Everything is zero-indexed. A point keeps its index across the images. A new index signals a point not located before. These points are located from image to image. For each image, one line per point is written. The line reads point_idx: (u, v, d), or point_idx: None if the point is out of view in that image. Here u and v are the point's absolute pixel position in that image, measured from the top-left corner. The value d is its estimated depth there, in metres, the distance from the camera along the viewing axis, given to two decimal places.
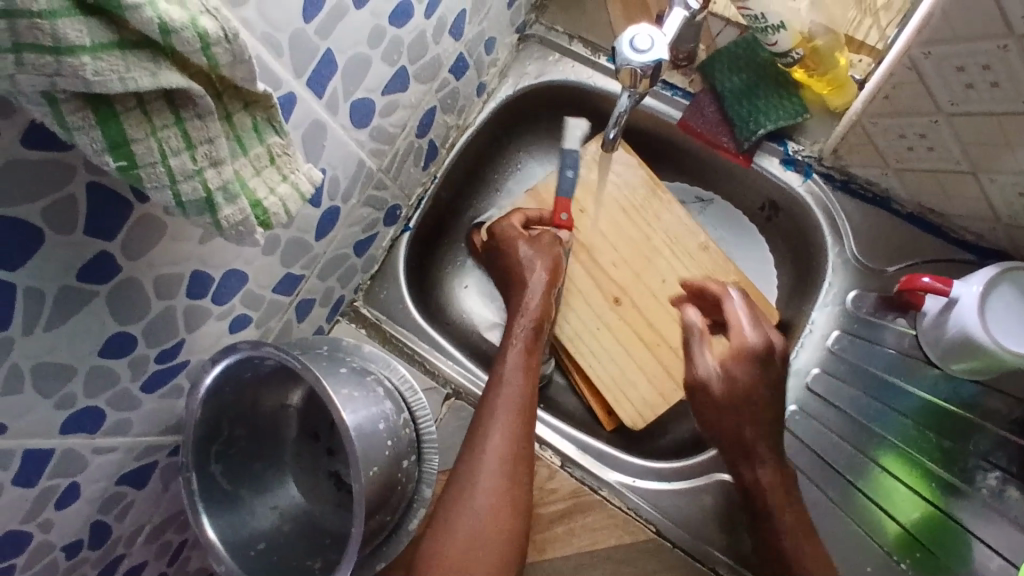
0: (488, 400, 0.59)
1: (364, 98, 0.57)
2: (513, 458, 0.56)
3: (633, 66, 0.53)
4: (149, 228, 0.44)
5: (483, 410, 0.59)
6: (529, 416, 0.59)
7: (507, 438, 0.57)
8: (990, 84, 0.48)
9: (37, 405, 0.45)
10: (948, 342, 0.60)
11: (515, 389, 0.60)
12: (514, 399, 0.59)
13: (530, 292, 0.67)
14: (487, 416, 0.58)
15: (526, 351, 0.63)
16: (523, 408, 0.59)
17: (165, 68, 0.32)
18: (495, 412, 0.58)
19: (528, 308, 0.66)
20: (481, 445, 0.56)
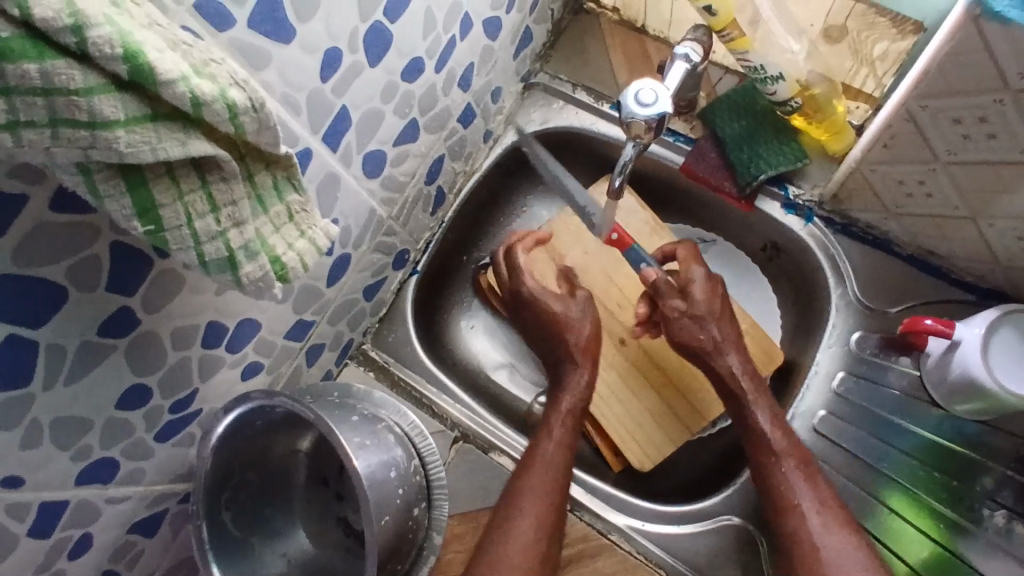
0: (526, 470, 0.61)
1: (376, 149, 0.58)
2: (547, 531, 0.58)
3: (637, 119, 0.55)
4: (169, 283, 0.45)
5: (522, 479, 0.61)
6: (563, 495, 0.61)
7: (544, 511, 0.59)
8: (987, 135, 0.50)
9: (55, 458, 0.45)
10: (953, 383, 0.61)
11: (557, 463, 0.62)
12: (551, 478, 0.61)
13: (579, 363, 0.68)
14: (525, 486, 0.60)
15: (571, 425, 0.65)
16: (563, 483, 0.61)
17: (194, 136, 0.33)
18: (534, 484, 0.60)
19: (574, 386, 0.67)
20: (516, 516, 0.58)
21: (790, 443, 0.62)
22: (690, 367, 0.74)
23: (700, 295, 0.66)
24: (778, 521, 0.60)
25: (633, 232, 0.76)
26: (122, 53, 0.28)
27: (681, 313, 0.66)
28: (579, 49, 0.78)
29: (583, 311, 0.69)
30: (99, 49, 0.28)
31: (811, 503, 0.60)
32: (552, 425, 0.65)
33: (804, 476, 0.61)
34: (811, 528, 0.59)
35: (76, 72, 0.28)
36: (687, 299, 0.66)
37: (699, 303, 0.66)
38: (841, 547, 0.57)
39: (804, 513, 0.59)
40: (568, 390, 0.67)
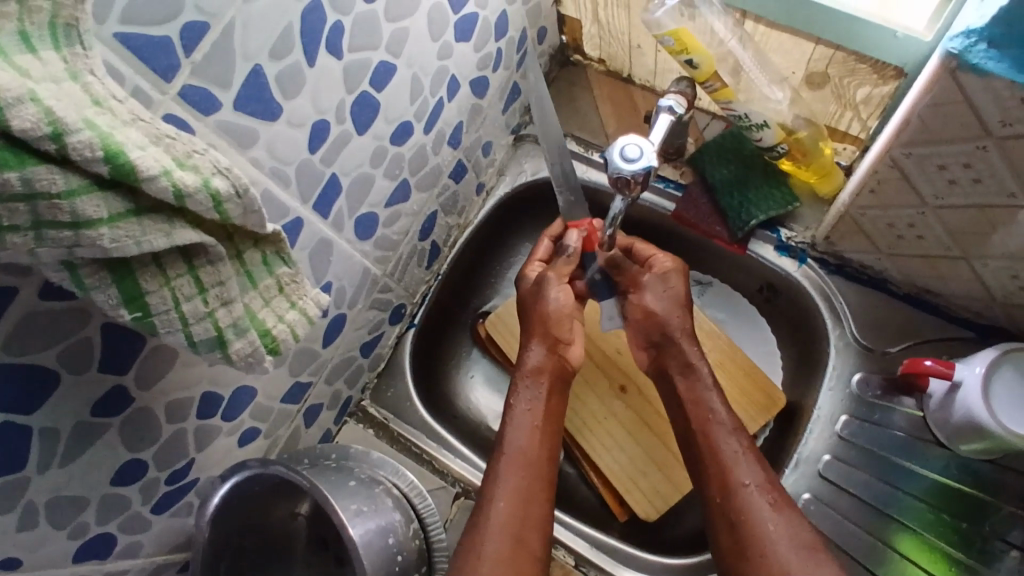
0: (492, 468, 0.57)
1: (368, 212, 0.59)
2: (521, 528, 0.53)
3: (623, 174, 0.55)
4: (162, 359, 0.46)
5: (487, 479, 0.56)
6: (534, 491, 0.55)
7: (511, 503, 0.54)
8: (973, 180, 0.50)
9: (51, 537, 0.45)
10: (956, 424, 0.60)
11: (521, 454, 0.57)
12: (516, 475, 0.56)
13: (535, 344, 0.64)
14: (491, 485, 0.55)
15: (536, 408, 0.60)
16: (532, 476, 0.56)
17: (179, 226, 0.34)
18: (500, 480, 0.55)
19: (531, 369, 0.63)
20: (484, 518, 0.53)
21: (741, 427, 0.57)
22: None
23: (677, 283, 0.65)
24: (720, 496, 0.54)
25: None
26: (103, 155, 0.29)
27: (656, 286, 0.65)
28: (568, 100, 0.79)
29: (555, 291, 0.65)
30: (79, 153, 0.29)
31: (754, 483, 0.53)
32: (512, 414, 0.60)
33: (753, 458, 0.55)
34: (757, 506, 0.51)
35: (57, 176, 0.29)
36: (659, 277, 0.65)
37: (675, 287, 0.64)
38: (778, 527, 0.50)
39: (750, 491, 0.52)
40: (524, 374, 0.63)
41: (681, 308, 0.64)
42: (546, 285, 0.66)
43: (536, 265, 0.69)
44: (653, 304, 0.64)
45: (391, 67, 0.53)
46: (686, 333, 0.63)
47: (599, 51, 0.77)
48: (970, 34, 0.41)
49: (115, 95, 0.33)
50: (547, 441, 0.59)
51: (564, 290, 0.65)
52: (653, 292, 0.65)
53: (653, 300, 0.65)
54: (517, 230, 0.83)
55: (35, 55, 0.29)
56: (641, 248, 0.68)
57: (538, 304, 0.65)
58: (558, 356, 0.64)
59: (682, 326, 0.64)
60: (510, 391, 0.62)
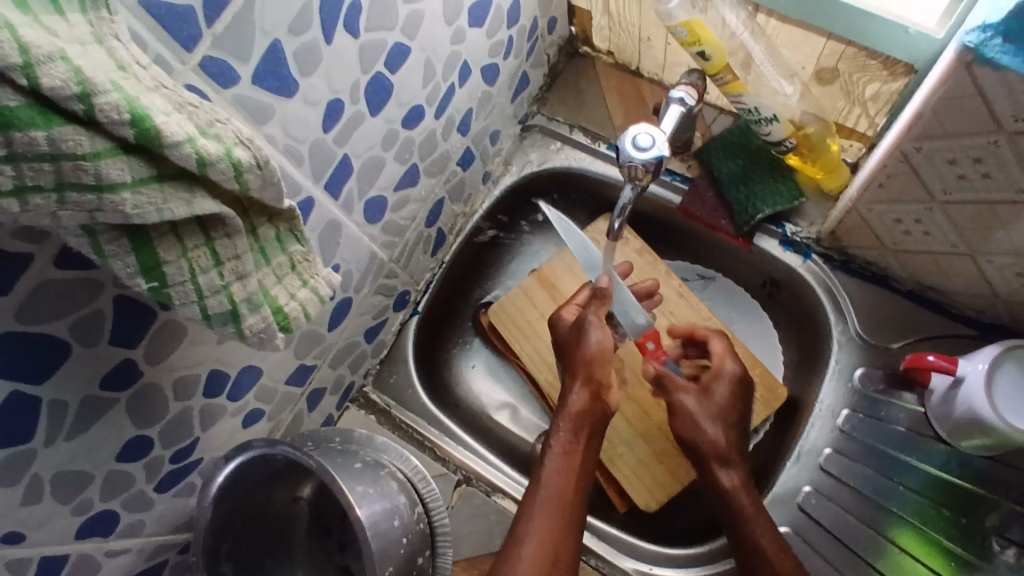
0: (525, 507, 0.56)
1: (377, 196, 0.59)
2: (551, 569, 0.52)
3: (635, 162, 0.55)
4: (172, 333, 0.45)
5: (522, 516, 0.56)
6: (569, 541, 0.54)
7: (543, 544, 0.53)
8: (982, 175, 0.50)
9: (56, 513, 0.45)
10: (958, 419, 0.61)
11: (557, 498, 0.56)
12: (550, 516, 0.55)
13: (577, 389, 0.62)
14: (524, 524, 0.55)
15: (575, 451, 0.60)
16: (564, 521, 0.55)
17: (200, 195, 0.34)
18: (533, 519, 0.55)
19: (571, 411, 0.61)
20: (513, 557, 0.53)
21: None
22: None
23: (718, 398, 0.63)
24: None
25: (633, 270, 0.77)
26: (130, 118, 0.29)
27: (698, 405, 0.63)
28: (575, 92, 0.79)
29: (595, 332, 0.63)
30: (106, 114, 0.28)
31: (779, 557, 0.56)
32: (551, 456, 0.60)
33: None
34: None
35: (83, 137, 0.28)
36: (701, 391, 0.64)
37: (723, 399, 0.63)
38: None
39: None
40: (565, 416, 0.61)
41: (718, 429, 0.62)
42: (585, 326, 0.64)
43: (572, 308, 0.68)
44: (684, 429, 0.63)
45: (405, 49, 0.53)
46: (720, 456, 0.61)
47: (608, 43, 0.77)
48: (986, 28, 0.42)
49: (138, 60, 0.33)
50: (584, 488, 0.58)
51: (604, 332, 0.63)
52: (700, 412, 0.63)
53: (699, 421, 0.62)
54: (523, 221, 0.83)
55: (63, 17, 0.29)
56: (715, 344, 0.67)
57: (579, 347, 0.63)
58: (599, 404, 0.62)
59: (714, 450, 0.61)
60: (551, 432, 0.61)
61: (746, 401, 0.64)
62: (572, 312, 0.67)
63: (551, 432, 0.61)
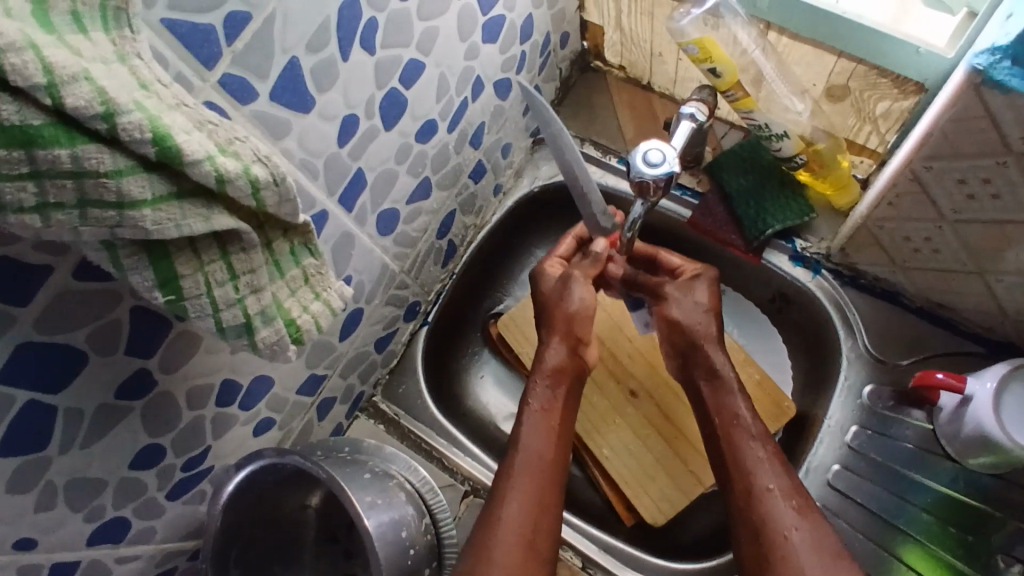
0: (504, 470, 0.57)
1: (390, 209, 0.60)
2: (532, 530, 0.53)
3: (644, 178, 0.56)
4: (188, 343, 0.46)
5: (501, 478, 0.56)
6: (550, 500, 0.55)
7: (523, 507, 0.54)
8: (992, 195, 0.51)
9: (68, 519, 0.45)
10: (966, 437, 0.61)
11: (535, 459, 0.57)
12: (529, 477, 0.56)
13: (553, 345, 0.64)
14: (504, 489, 0.55)
15: (552, 409, 0.60)
16: (543, 482, 0.56)
17: (217, 211, 0.35)
18: (512, 483, 0.55)
19: (548, 368, 0.63)
20: (494, 519, 0.53)
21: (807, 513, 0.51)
22: None
23: (701, 293, 0.64)
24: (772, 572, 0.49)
25: None
26: (152, 137, 0.30)
27: (681, 294, 0.64)
28: (587, 105, 0.80)
29: (579, 290, 0.65)
30: (129, 133, 0.29)
31: (778, 487, 0.52)
32: (528, 413, 0.60)
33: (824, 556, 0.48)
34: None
35: (105, 155, 0.29)
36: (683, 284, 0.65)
37: (705, 293, 0.64)
38: None
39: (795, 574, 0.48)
40: (542, 373, 0.62)
41: (708, 317, 0.63)
42: (572, 284, 0.66)
43: (557, 261, 0.70)
44: (676, 317, 0.63)
45: (420, 65, 0.54)
46: (711, 340, 0.62)
47: (620, 58, 0.77)
48: (994, 51, 0.42)
49: (160, 79, 0.33)
50: (562, 445, 0.59)
51: (588, 290, 0.65)
52: (683, 298, 0.64)
53: (685, 307, 0.63)
54: (534, 233, 0.83)
55: (87, 36, 0.29)
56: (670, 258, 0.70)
57: (560, 304, 0.65)
58: (574, 358, 0.63)
59: (707, 335, 0.62)
60: (528, 390, 0.62)
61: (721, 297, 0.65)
62: (557, 265, 0.69)
63: (529, 390, 0.62)
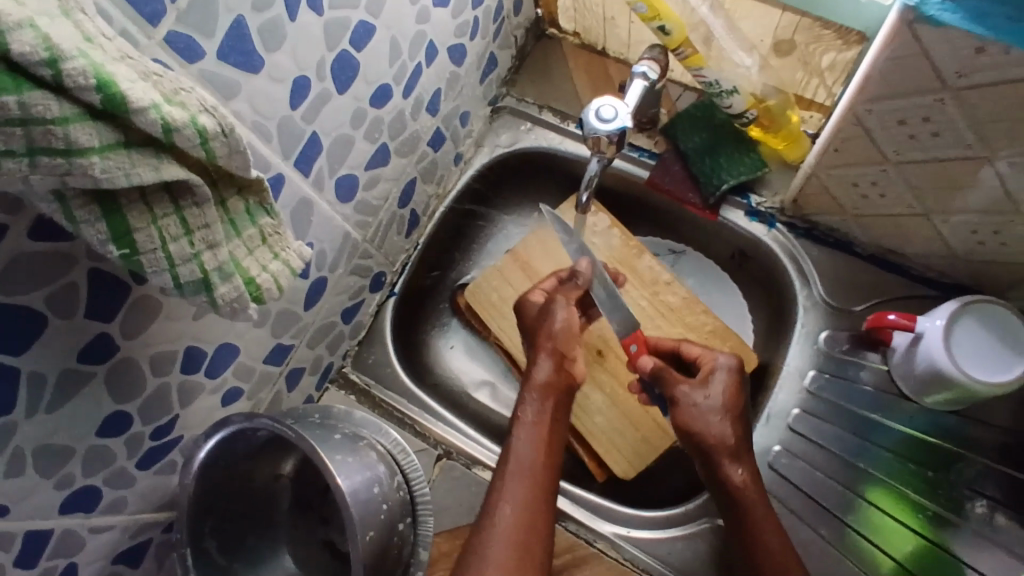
0: (498, 478, 0.58)
1: (348, 174, 0.60)
2: (528, 533, 0.54)
3: (599, 134, 0.57)
4: (147, 308, 0.46)
5: (495, 487, 0.57)
6: (543, 502, 0.56)
7: (517, 514, 0.55)
8: (932, 133, 0.53)
9: (38, 487, 0.45)
10: (921, 375, 0.63)
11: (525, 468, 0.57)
12: (523, 482, 0.56)
13: (542, 359, 0.64)
14: (498, 495, 0.56)
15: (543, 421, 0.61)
16: (536, 491, 0.56)
17: (167, 162, 0.35)
18: (505, 493, 0.56)
19: (538, 382, 0.63)
20: (490, 523, 0.54)
21: None
22: None
23: (717, 391, 0.61)
24: None
25: (606, 248, 0.79)
26: (96, 83, 0.30)
27: (698, 400, 0.61)
28: (543, 72, 0.81)
29: (561, 311, 0.66)
30: (74, 80, 0.29)
31: None
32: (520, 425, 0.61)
33: None
34: None
35: (52, 103, 0.29)
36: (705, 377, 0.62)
37: (721, 395, 0.61)
38: None
39: None
40: (531, 387, 0.63)
41: (728, 423, 0.60)
42: (553, 307, 0.67)
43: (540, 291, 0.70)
44: (688, 422, 0.60)
45: (369, 28, 0.54)
46: (730, 451, 0.60)
47: (574, 24, 0.78)
48: None
49: (104, 33, 0.33)
50: (554, 455, 0.59)
51: (570, 310, 0.66)
52: (698, 403, 0.60)
53: (701, 415, 0.60)
54: (497, 201, 0.85)
55: None
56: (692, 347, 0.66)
57: (543, 323, 0.66)
58: (563, 373, 0.64)
59: (724, 446, 0.60)
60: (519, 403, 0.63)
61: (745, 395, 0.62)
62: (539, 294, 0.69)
63: (520, 404, 0.63)
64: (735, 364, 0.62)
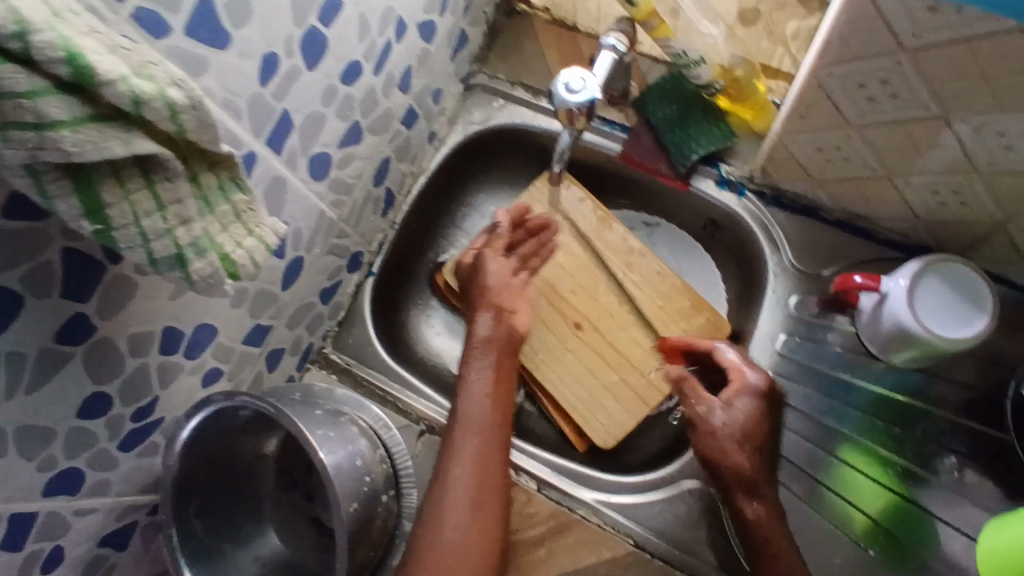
0: (449, 431, 0.61)
1: (321, 152, 0.60)
2: (481, 478, 0.58)
3: (569, 105, 0.58)
4: (123, 288, 0.46)
5: (447, 442, 0.60)
6: (491, 447, 0.60)
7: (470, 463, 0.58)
8: (891, 95, 0.54)
9: (20, 469, 0.45)
10: (886, 334, 0.65)
11: (475, 419, 0.61)
12: (472, 429, 0.60)
13: (483, 317, 0.70)
14: (449, 447, 0.59)
15: (487, 377, 0.64)
16: (485, 441, 0.60)
17: (137, 135, 0.35)
18: (458, 446, 0.59)
19: (480, 338, 0.68)
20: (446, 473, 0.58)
21: None
22: (646, 347, 0.76)
23: (739, 415, 0.64)
24: None
25: (582, 222, 0.80)
26: (64, 56, 0.30)
27: (718, 423, 0.64)
28: (515, 48, 0.81)
29: (494, 265, 0.73)
30: (43, 53, 0.29)
31: None
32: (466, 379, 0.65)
33: None
34: None
35: (22, 76, 0.30)
36: (727, 399, 0.64)
37: (741, 421, 0.63)
38: None
39: None
40: (474, 343, 0.68)
41: (744, 450, 0.62)
42: (485, 262, 0.73)
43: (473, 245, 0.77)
44: (707, 449, 0.63)
45: (338, 3, 0.54)
46: (745, 484, 0.62)
47: None
48: None
49: (71, 7, 0.33)
50: (501, 405, 0.63)
51: (502, 265, 0.73)
52: (718, 422, 0.64)
53: (719, 439, 0.63)
54: (472, 179, 0.85)
55: None
56: (724, 354, 0.68)
57: (478, 279, 0.73)
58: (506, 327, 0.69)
59: (740, 478, 0.62)
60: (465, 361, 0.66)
61: (765, 419, 0.64)
62: (471, 249, 0.75)
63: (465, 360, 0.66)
64: (762, 384, 0.65)
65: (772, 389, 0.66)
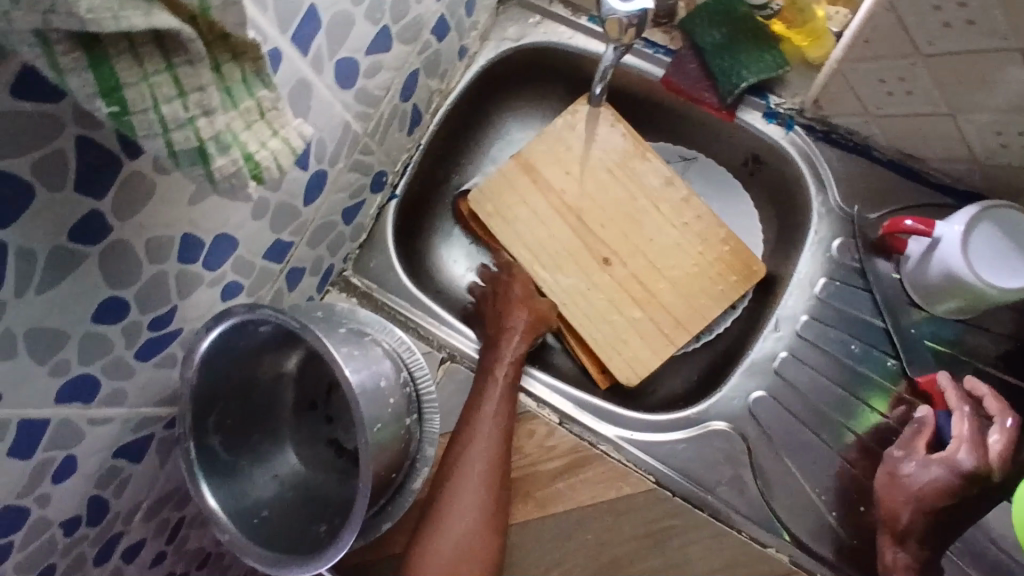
0: (465, 436, 0.61)
1: (349, 58, 0.56)
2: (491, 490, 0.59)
3: (618, 15, 0.53)
4: (140, 187, 0.44)
5: (459, 451, 0.60)
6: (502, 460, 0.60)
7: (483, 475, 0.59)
8: (966, 22, 0.50)
9: (34, 372, 0.43)
10: (933, 281, 0.63)
11: (491, 432, 0.61)
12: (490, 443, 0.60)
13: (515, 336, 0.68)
14: (463, 457, 0.59)
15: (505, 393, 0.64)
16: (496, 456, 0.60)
17: (157, 8, 0.30)
18: (472, 454, 0.59)
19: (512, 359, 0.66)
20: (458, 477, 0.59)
21: None
22: (676, 285, 0.74)
23: (928, 479, 0.59)
24: None
25: (616, 152, 0.76)
26: None
27: (904, 477, 0.60)
28: None
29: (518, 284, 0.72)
30: None
31: None
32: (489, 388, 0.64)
33: None
34: None
35: None
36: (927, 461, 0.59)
37: (929, 483, 0.59)
38: None
39: None
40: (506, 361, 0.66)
41: (914, 515, 0.59)
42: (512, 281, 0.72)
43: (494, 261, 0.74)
44: (881, 488, 0.61)
45: None
46: (897, 534, 0.59)
47: None
48: None
49: None
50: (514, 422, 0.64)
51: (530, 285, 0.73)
52: (907, 476, 0.60)
53: (899, 490, 0.60)
54: (502, 104, 0.82)
55: None
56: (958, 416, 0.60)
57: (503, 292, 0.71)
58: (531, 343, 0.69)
59: (892, 527, 0.60)
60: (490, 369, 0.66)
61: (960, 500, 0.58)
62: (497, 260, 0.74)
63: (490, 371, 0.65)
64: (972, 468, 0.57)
65: (988, 479, 0.58)
